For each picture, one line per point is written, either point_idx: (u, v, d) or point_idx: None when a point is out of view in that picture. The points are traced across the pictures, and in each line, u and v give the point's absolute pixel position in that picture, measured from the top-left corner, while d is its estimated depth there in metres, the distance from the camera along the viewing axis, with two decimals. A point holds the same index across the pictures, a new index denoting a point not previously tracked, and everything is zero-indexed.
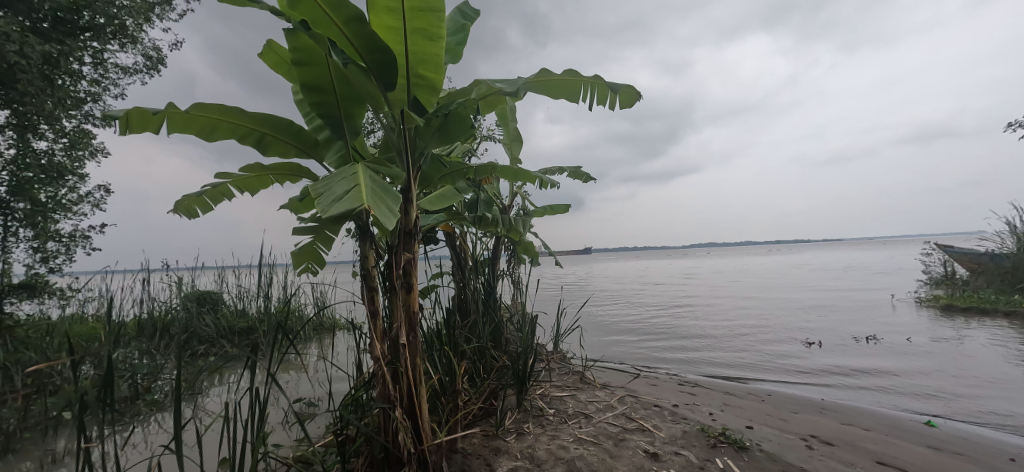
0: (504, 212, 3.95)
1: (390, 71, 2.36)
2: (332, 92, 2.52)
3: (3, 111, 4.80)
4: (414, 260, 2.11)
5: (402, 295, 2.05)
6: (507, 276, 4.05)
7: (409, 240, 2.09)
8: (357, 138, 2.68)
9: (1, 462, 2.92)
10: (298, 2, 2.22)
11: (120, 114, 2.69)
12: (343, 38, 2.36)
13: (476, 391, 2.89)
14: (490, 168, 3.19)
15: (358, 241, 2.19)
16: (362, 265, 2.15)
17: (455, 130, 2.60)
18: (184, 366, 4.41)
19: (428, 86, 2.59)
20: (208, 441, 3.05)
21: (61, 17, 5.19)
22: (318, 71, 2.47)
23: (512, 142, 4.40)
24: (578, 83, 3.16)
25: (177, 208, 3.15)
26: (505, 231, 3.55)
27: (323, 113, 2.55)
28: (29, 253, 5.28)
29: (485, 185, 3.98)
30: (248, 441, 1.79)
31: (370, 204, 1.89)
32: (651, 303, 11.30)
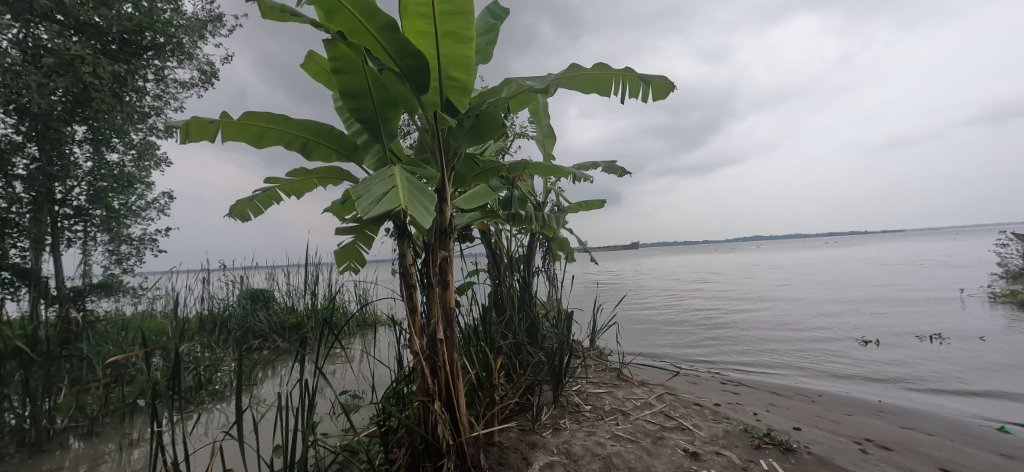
0: (538, 208, 3.94)
1: (423, 75, 2.43)
2: (369, 98, 2.61)
3: (81, 127, 5.30)
4: (450, 258, 2.15)
5: (439, 292, 2.09)
6: (543, 272, 4.02)
7: (445, 238, 2.13)
8: (393, 140, 2.76)
9: (87, 444, 3.26)
10: (334, 14, 2.33)
11: (180, 125, 2.89)
12: (377, 46, 2.44)
13: (512, 386, 2.92)
14: (523, 166, 3.19)
15: (397, 240, 2.26)
16: (401, 263, 2.23)
17: (488, 129, 2.60)
18: (239, 360, 4.70)
19: (460, 87, 2.62)
20: (263, 429, 3.25)
21: (127, 39, 5.65)
22: (355, 77, 2.55)
23: (545, 139, 4.37)
24: (609, 77, 3.10)
25: (232, 212, 3.37)
26: (540, 228, 3.54)
27: (361, 119, 2.64)
28: (105, 255, 5.80)
29: (519, 183, 3.97)
30: (299, 430, 1.88)
31: (406, 205, 1.94)
32: (692, 301, 10.90)
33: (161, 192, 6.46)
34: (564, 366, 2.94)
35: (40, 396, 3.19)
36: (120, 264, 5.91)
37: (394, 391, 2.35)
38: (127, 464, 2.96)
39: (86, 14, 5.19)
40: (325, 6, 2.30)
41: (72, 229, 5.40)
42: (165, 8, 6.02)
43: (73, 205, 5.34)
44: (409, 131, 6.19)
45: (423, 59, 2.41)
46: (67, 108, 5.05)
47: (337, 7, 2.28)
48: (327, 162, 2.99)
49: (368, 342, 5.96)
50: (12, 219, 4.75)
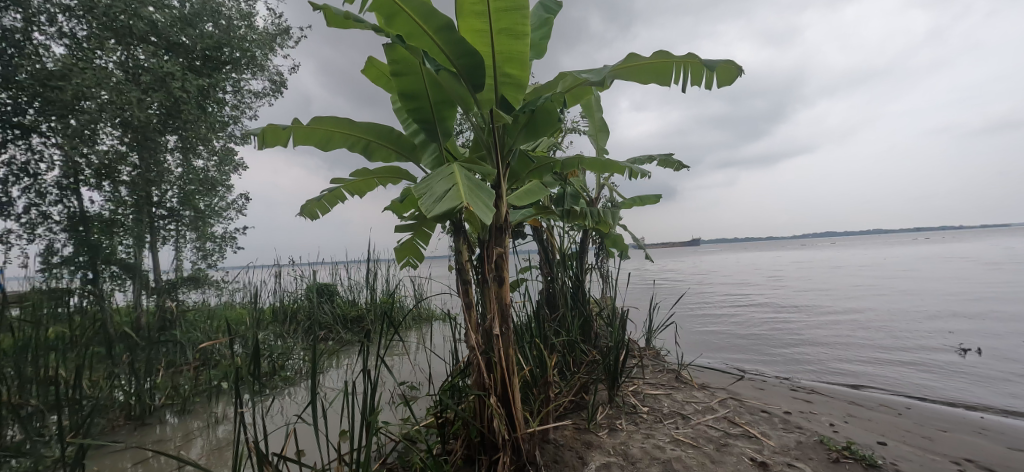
0: (591, 204, 3.87)
1: (478, 73, 2.46)
2: (426, 99, 2.68)
3: (173, 137, 5.90)
4: (505, 255, 2.18)
5: (494, 288, 2.11)
6: (596, 270, 3.92)
7: (501, 235, 2.15)
8: (449, 138, 2.81)
9: (181, 420, 3.64)
10: (394, 19, 2.41)
11: (257, 131, 3.12)
12: (434, 47, 2.50)
13: (566, 384, 2.91)
14: (577, 161, 3.14)
15: (452, 237, 2.31)
16: (457, 259, 2.27)
17: (543, 125, 2.58)
18: (307, 350, 5.05)
19: (515, 83, 2.62)
20: (330, 416, 3.46)
21: (209, 56, 6.21)
22: (414, 79, 2.64)
23: (598, 133, 4.28)
24: (669, 65, 2.97)
25: (302, 211, 3.60)
26: (595, 224, 3.47)
27: (418, 119, 2.72)
28: (193, 252, 6.44)
29: (572, 179, 3.93)
30: (363, 416, 1.97)
31: (469, 203, 1.97)
32: (756, 301, 10.25)
33: (239, 194, 7.05)
34: (621, 366, 2.86)
35: (142, 376, 3.60)
36: (205, 260, 6.54)
37: (449, 384, 2.41)
38: (214, 439, 3.27)
39: (176, 35, 5.79)
40: (386, 12, 2.39)
41: (167, 228, 6.05)
42: (241, 25, 6.57)
43: (166, 207, 5.97)
44: (461, 130, 6.32)
45: (479, 57, 2.44)
46: (161, 120, 5.65)
47: (397, 12, 2.37)
48: (387, 162, 3.12)
49: (425, 335, 6.17)
50: (119, 219, 5.42)
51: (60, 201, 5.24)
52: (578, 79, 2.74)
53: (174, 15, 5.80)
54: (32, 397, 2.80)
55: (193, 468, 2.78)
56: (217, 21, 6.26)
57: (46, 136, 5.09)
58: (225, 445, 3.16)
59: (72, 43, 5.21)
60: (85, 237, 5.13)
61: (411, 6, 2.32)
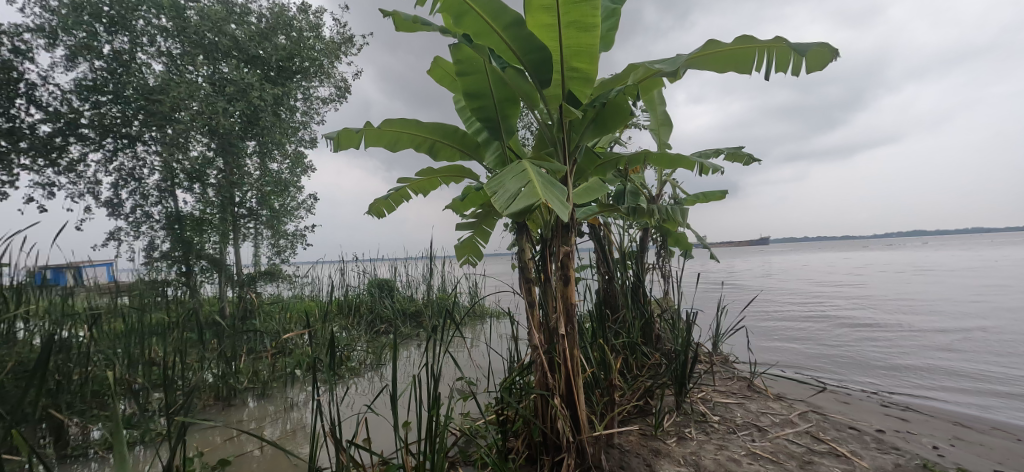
0: (654, 201, 3.73)
1: (546, 68, 2.44)
2: (491, 97, 2.70)
3: (252, 142, 6.38)
4: (571, 253, 2.15)
5: (559, 287, 2.10)
6: (657, 270, 3.76)
7: (566, 233, 2.12)
8: (512, 137, 2.80)
9: (263, 403, 3.96)
10: (462, 18, 2.47)
11: (333, 135, 3.31)
12: (502, 45, 2.54)
13: (630, 388, 2.82)
14: (643, 155, 3.03)
15: (515, 234, 2.32)
16: (519, 257, 2.27)
17: (612, 119, 2.52)
18: (371, 342, 5.28)
19: (582, 77, 2.56)
20: (395, 406, 3.59)
21: (283, 66, 6.70)
22: (479, 78, 2.67)
23: (660, 127, 4.11)
24: (752, 51, 2.79)
25: (370, 210, 3.78)
26: (661, 221, 3.33)
27: (482, 117, 2.73)
28: (269, 249, 6.94)
29: (633, 175, 3.81)
30: (425, 407, 1.99)
31: (546, 198, 1.89)
32: (833, 305, 9.39)
33: (308, 194, 7.52)
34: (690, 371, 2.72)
35: (227, 360, 3.95)
36: (279, 256, 7.04)
37: (510, 382, 2.41)
38: (292, 421, 3.53)
39: (254, 48, 6.29)
40: (455, 12, 2.44)
41: (246, 227, 6.58)
42: (310, 36, 7.01)
43: (247, 207, 6.52)
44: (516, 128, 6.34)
45: (547, 52, 2.43)
46: (242, 127, 6.16)
47: (466, 11, 2.42)
48: (451, 161, 3.21)
49: (480, 331, 6.26)
50: (207, 218, 6.01)
51: (160, 202, 5.89)
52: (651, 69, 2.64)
53: (252, 30, 6.32)
54: (139, 376, 3.15)
55: (273, 447, 2.99)
56: (289, 34, 6.72)
57: (148, 144, 5.74)
58: (301, 427, 3.40)
59: (168, 61, 5.84)
60: (179, 235, 5.72)
61: (481, 5, 2.36)
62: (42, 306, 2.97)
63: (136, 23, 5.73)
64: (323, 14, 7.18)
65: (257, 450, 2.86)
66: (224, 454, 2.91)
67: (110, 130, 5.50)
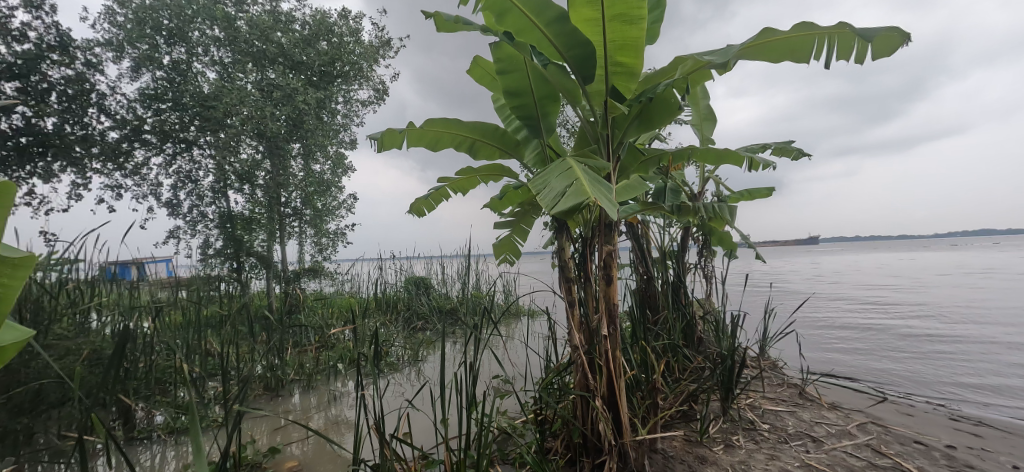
0: (697, 198, 3.61)
1: (589, 63, 2.43)
2: (531, 95, 2.70)
3: (297, 144, 6.66)
4: (614, 253, 2.11)
5: (601, 286, 2.07)
6: (700, 270, 3.64)
7: (609, 232, 2.08)
8: (551, 135, 2.78)
9: (309, 395, 4.14)
10: (505, 16, 2.48)
11: (377, 135, 3.40)
12: (544, 42, 2.54)
13: (673, 393, 2.74)
14: (687, 152, 3.02)
15: (555, 233, 2.30)
16: (559, 256, 2.27)
17: (658, 114, 2.44)
18: (408, 339, 5.40)
19: (627, 72, 2.54)
20: (434, 402, 3.65)
21: (325, 71, 6.95)
22: (520, 76, 2.67)
23: (703, 122, 3.97)
24: (810, 39, 2.65)
25: (411, 209, 3.86)
26: (707, 219, 3.23)
27: (521, 115, 2.73)
28: (312, 247, 7.23)
29: (674, 172, 3.70)
30: (461, 404, 1.99)
31: (595, 197, 1.82)
32: (890, 310, 8.78)
33: (348, 194, 7.79)
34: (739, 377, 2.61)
35: (276, 353, 4.14)
36: (321, 253, 7.32)
37: (548, 382, 2.40)
38: (336, 412, 3.67)
39: (298, 55, 6.57)
40: (497, 10, 2.46)
41: (291, 226, 6.89)
42: (350, 40, 7.25)
43: (292, 207, 6.82)
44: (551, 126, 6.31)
45: (591, 47, 2.41)
46: (287, 131, 6.44)
47: (509, 9, 2.42)
48: (491, 160, 3.23)
49: (515, 330, 6.28)
50: (256, 217, 6.34)
51: (214, 202, 6.26)
52: (700, 61, 2.57)
53: (296, 37, 6.60)
54: (196, 366, 3.35)
55: (319, 437, 3.11)
56: (330, 39, 6.96)
57: (203, 148, 6.11)
58: (345, 419, 3.53)
59: (221, 69, 6.20)
60: (231, 233, 6.07)
61: (524, 2, 2.36)
62: (113, 298, 3.21)
63: (192, 35, 6.11)
64: (362, 19, 7.41)
65: (303, 440, 2.98)
66: (273, 443, 3.06)
67: (169, 135, 5.89)
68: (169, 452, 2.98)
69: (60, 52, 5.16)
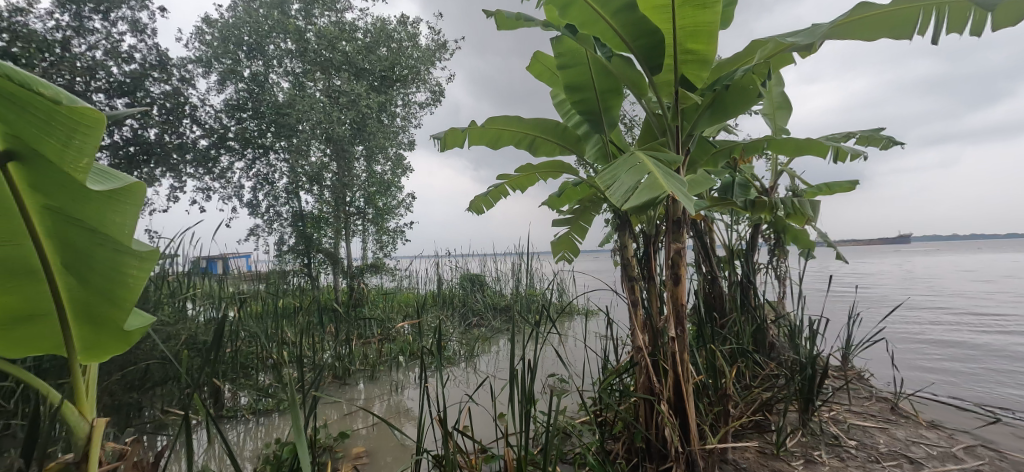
0: (769, 193, 3.38)
1: (660, 54, 2.32)
2: (593, 88, 2.70)
3: (360, 147, 7.04)
4: (683, 251, 2.02)
5: (668, 287, 2.00)
6: (773, 271, 3.40)
7: (678, 230, 1.99)
8: (614, 128, 2.77)
9: (374, 383, 4.37)
10: (569, 9, 2.39)
11: (441, 135, 3.49)
12: (609, 32, 2.44)
13: (744, 401, 2.59)
14: (762, 143, 2.87)
15: (617, 231, 2.26)
16: (622, 255, 2.21)
17: (733, 103, 2.33)
18: (464, 334, 5.55)
19: (698, 59, 2.41)
20: (492, 398, 3.72)
21: (386, 76, 7.29)
22: (582, 70, 2.68)
23: (776, 111, 3.71)
24: (914, 11, 2.38)
25: (470, 206, 3.95)
26: (785, 215, 3.04)
27: (583, 110, 2.72)
28: (374, 244, 7.62)
29: (743, 165, 3.49)
30: (519, 401, 1.99)
31: (670, 190, 1.72)
32: (1001, 320, 7.69)
33: (407, 194, 8.12)
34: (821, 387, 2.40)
35: (344, 343, 4.43)
36: (382, 250, 7.69)
37: (608, 383, 2.35)
38: (400, 401, 3.86)
39: (361, 61, 6.95)
40: (561, 3, 2.37)
41: (356, 224, 7.30)
42: (408, 45, 7.55)
43: (357, 206, 7.22)
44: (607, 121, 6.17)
45: (661, 35, 2.31)
46: (353, 134, 6.84)
47: (573, 2, 2.33)
48: (550, 156, 3.22)
49: (568, 328, 6.26)
50: (324, 216, 6.81)
51: (288, 202, 6.79)
52: (782, 43, 2.41)
53: (360, 45, 6.98)
54: (274, 352, 3.64)
55: (383, 425, 3.27)
56: (390, 45, 7.28)
57: (278, 152, 6.64)
58: (408, 408, 3.69)
59: (293, 79, 6.70)
60: (303, 231, 6.57)
61: None
62: (206, 288, 3.58)
63: (269, 48, 6.65)
64: (420, 23, 7.68)
65: (369, 427, 3.15)
66: (342, 428, 3.26)
67: (250, 142, 6.46)
68: (253, 430, 3.27)
69: (159, 70, 5.82)
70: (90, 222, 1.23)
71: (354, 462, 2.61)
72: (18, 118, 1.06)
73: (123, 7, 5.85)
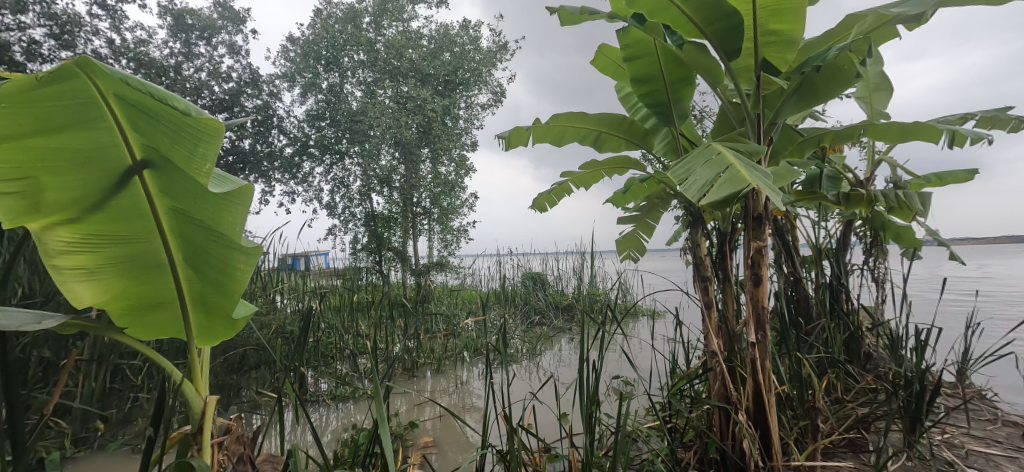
0: (864, 186, 3.03)
1: (736, 36, 2.19)
2: (662, 79, 2.59)
3: (426, 149, 7.35)
4: (764, 250, 1.87)
5: (747, 288, 1.87)
6: (870, 273, 3.04)
7: (759, 227, 1.85)
8: (684, 120, 2.64)
9: (441, 377, 4.56)
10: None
11: (505, 134, 3.54)
12: (680, 17, 2.32)
13: (835, 416, 2.34)
14: (857, 130, 2.58)
15: (688, 229, 2.14)
16: (694, 253, 2.11)
17: (824, 85, 2.13)
18: (526, 333, 5.60)
19: (782, 40, 2.23)
20: (555, 398, 3.71)
21: (450, 80, 7.54)
22: (650, 60, 2.58)
23: (873, 93, 3.32)
24: None
25: (533, 204, 3.97)
26: (885, 209, 2.71)
27: (651, 102, 2.63)
28: (439, 243, 7.92)
29: (832, 155, 3.17)
30: (583, 402, 1.95)
31: (755, 183, 1.61)
32: None
33: (470, 194, 8.35)
34: (931, 406, 2.10)
35: (414, 337, 4.66)
36: (447, 249, 7.97)
37: (678, 389, 2.25)
38: (465, 395, 3.99)
39: (426, 67, 7.26)
40: None
41: (422, 224, 7.65)
42: (471, 48, 7.76)
43: (423, 206, 7.56)
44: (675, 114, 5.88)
45: (739, 17, 2.16)
46: (419, 137, 7.18)
47: None
48: (616, 152, 3.16)
49: (633, 331, 6.07)
50: (393, 216, 7.22)
51: (361, 204, 7.29)
52: (885, 15, 2.14)
53: (425, 52, 7.31)
54: (350, 343, 3.92)
55: (448, 418, 3.39)
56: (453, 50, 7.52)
57: (352, 158, 7.13)
58: (474, 402, 3.78)
59: (365, 87, 7.16)
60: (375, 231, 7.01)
61: None
62: (292, 283, 3.94)
63: (344, 60, 7.17)
64: (481, 26, 7.85)
65: (437, 418, 3.29)
66: (411, 418, 3.43)
67: (328, 148, 7.01)
68: (333, 413, 3.56)
69: (252, 86, 6.52)
70: (209, 223, 1.42)
71: (423, 452, 2.73)
72: (157, 131, 1.24)
73: (223, 32, 6.63)
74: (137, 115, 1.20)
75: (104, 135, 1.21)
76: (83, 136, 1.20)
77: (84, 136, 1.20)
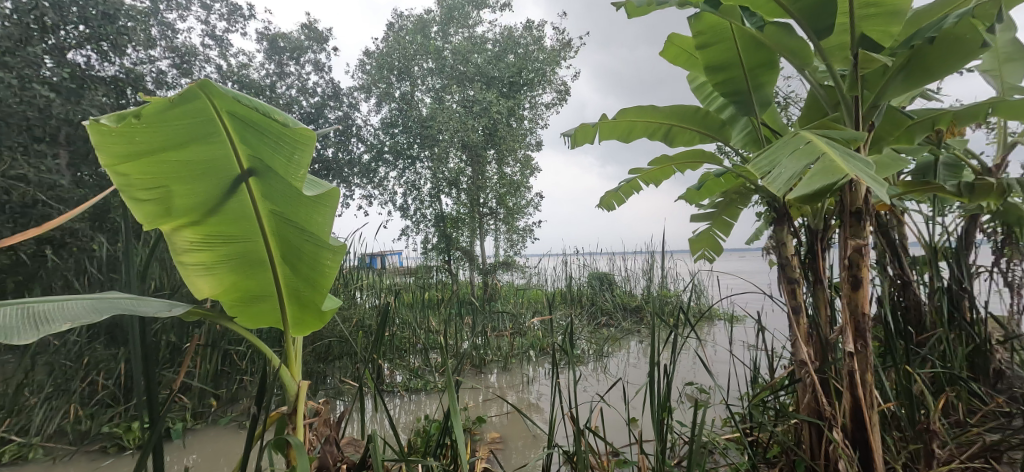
0: (995, 173, 2.58)
1: (828, 12, 1.98)
2: (740, 66, 2.41)
3: (491, 151, 7.52)
4: (864, 249, 1.66)
5: (844, 292, 1.67)
6: (1004, 277, 2.58)
7: (858, 223, 1.65)
8: (766, 108, 2.43)
9: (508, 374, 4.64)
10: None
11: (571, 132, 3.51)
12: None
13: (956, 442, 2.02)
14: (986, 108, 2.19)
15: (772, 226, 1.97)
16: (779, 254, 1.93)
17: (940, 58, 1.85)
18: (593, 334, 5.51)
19: (886, 12, 1.97)
20: (623, 402, 3.60)
21: (514, 82, 7.63)
22: (725, 46, 2.41)
23: (1006, 64, 2.82)
24: None
25: (600, 203, 3.89)
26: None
27: (728, 92, 2.46)
28: (505, 243, 8.06)
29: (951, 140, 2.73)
30: (654, 408, 1.87)
31: (852, 173, 1.44)
32: None
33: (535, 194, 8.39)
34: None
35: (481, 334, 4.79)
36: (513, 248, 8.09)
37: (761, 400, 2.07)
38: (531, 393, 4.03)
39: (491, 70, 7.43)
40: None
41: (488, 224, 7.83)
42: (534, 49, 7.81)
43: (489, 207, 7.75)
44: None
45: None
46: (485, 139, 7.37)
47: None
48: (688, 146, 3.00)
49: (708, 335, 5.71)
50: (461, 217, 7.48)
51: (432, 205, 7.65)
52: None
53: (490, 55, 7.49)
54: (422, 338, 4.14)
55: (515, 415, 3.44)
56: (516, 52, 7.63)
57: (422, 161, 7.52)
58: (540, 401, 3.81)
59: (434, 94, 7.51)
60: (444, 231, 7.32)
61: None
62: (371, 280, 4.24)
63: (415, 70, 7.59)
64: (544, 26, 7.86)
65: (503, 414, 3.36)
66: (479, 412, 3.55)
67: (401, 153, 7.45)
68: (407, 403, 3.78)
69: (334, 99, 7.16)
70: (302, 223, 1.58)
71: (491, 446, 2.81)
72: (261, 142, 1.41)
73: (309, 52, 7.35)
74: (245, 129, 1.38)
75: (220, 147, 1.41)
76: (204, 149, 1.40)
77: (204, 149, 1.40)
